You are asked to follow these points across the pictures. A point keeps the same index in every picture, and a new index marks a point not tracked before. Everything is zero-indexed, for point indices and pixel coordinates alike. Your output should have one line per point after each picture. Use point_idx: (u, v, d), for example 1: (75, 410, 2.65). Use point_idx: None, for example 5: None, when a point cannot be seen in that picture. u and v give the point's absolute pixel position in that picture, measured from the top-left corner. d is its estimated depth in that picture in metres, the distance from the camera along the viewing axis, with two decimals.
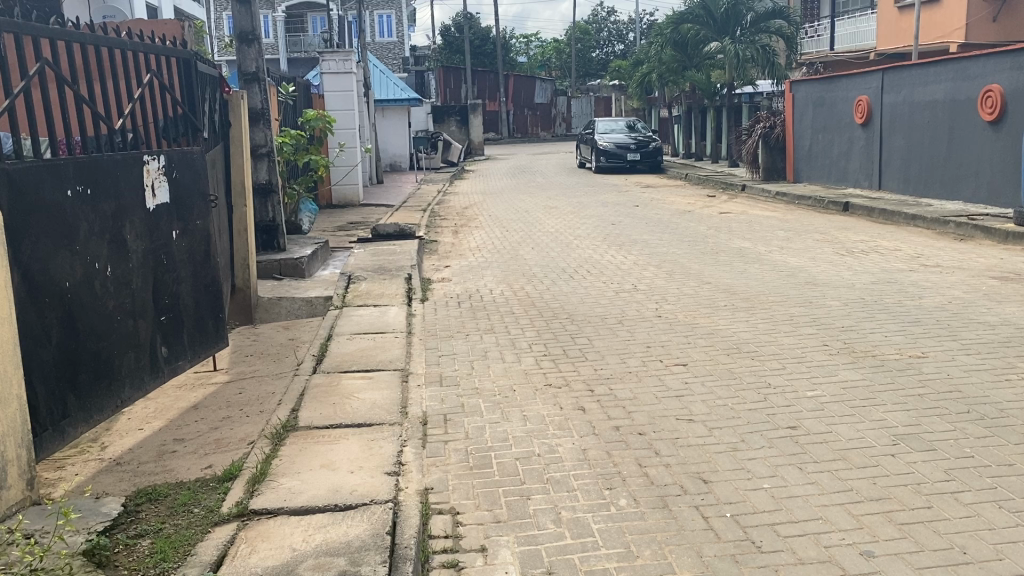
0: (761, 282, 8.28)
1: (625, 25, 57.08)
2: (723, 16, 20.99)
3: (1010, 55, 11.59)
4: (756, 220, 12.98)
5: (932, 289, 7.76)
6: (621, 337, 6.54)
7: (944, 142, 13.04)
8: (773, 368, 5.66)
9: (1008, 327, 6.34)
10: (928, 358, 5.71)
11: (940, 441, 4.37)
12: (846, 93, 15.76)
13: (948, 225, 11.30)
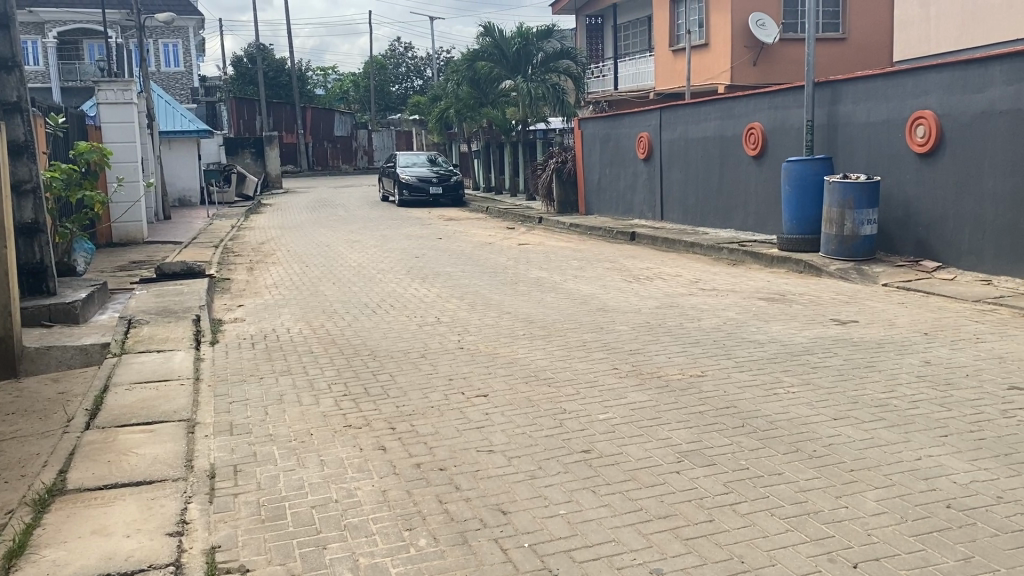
0: (557, 310, 8.55)
1: (422, 61, 58.01)
2: (514, 54, 21.71)
3: (767, 96, 12.73)
4: (552, 250, 13.43)
5: (709, 311, 8.33)
6: (422, 371, 6.50)
7: (716, 175, 14.11)
8: (568, 394, 5.82)
9: (775, 345, 6.91)
10: (707, 376, 6.09)
11: (718, 455, 4.66)
12: (629, 130, 16.72)
13: (722, 252, 12.21)
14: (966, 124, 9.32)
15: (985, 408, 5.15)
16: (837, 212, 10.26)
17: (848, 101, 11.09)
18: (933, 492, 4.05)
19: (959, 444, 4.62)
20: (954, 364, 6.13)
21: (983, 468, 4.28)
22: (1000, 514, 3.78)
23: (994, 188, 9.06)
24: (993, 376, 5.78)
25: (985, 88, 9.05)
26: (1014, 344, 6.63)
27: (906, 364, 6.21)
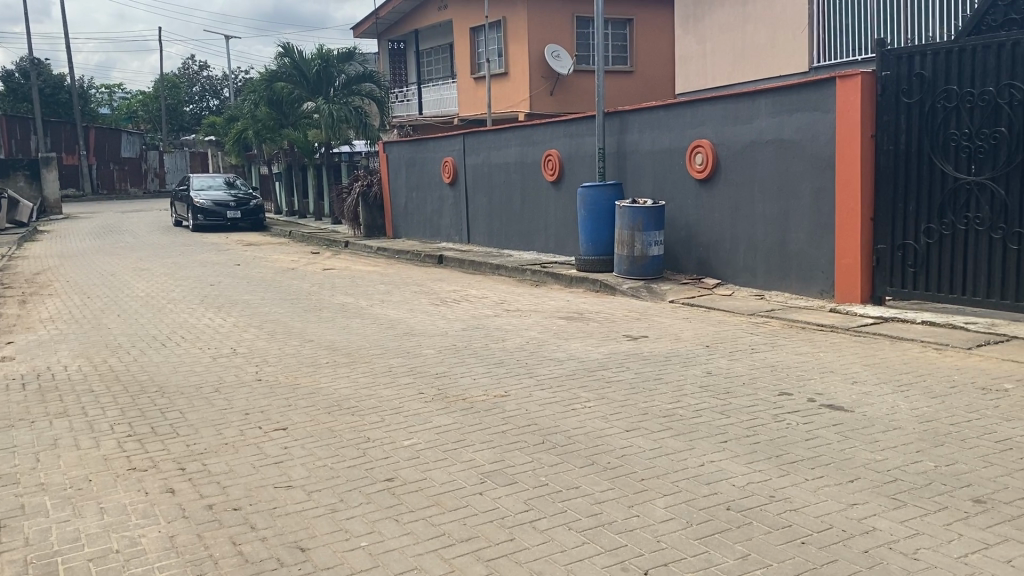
0: (361, 337, 8.42)
1: (219, 81, 55.86)
2: (315, 76, 21.39)
3: (562, 124, 13.25)
4: (357, 275, 13.25)
5: (513, 332, 8.52)
6: (217, 406, 6.18)
7: (518, 199, 14.51)
8: (371, 422, 5.72)
9: (574, 362, 7.16)
10: (510, 396, 6.20)
11: (520, 473, 4.75)
12: (433, 155, 16.86)
13: (526, 273, 12.54)
14: (738, 152, 10.13)
15: (759, 414, 5.58)
16: (628, 234, 10.83)
17: (635, 130, 11.75)
18: (714, 495, 4.33)
19: (737, 448, 4.98)
20: (734, 373, 6.61)
21: (757, 470, 4.63)
22: (773, 512, 4.10)
23: (763, 211, 9.90)
24: (766, 384, 6.29)
25: (753, 120, 9.88)
26: (784, 353, 7.25)
27: (692, 375, 6.62)
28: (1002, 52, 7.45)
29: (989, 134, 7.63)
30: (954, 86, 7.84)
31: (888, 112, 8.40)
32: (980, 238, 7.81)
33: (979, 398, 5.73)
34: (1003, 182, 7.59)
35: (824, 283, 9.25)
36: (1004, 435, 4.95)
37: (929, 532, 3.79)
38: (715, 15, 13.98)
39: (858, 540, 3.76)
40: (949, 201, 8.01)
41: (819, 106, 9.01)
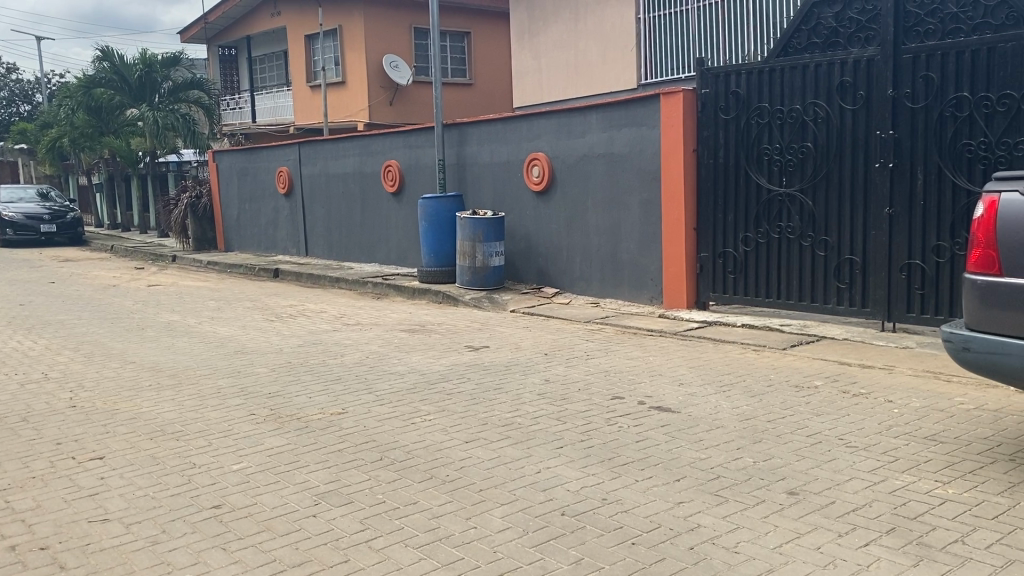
0: (189, 356, 7.99)
1: (31, 85, 51.95)
2: (137, 81, 20.26)
3: (400, 135, 13.17)
4: (187, 291, 12.61)
5: (351, 346, 8.35)
6: (24, 437, 5.68)
7: (357, 211, 14.28)
8: (198, 447, 5.43)
9: (414, 375, 7.09)
10: (348, 414, 6.06)
11: (356, 492, 4.64)
12: (268, 165, 16.32)
13: (366, 286, 12.35)
14: (572, 165, 10.41)
15: (594, 419, 5.72)
16: (469, 245, 10.88)
17: (473, 142, 11.84)
18: (550, 502, 4.39)
19: (572, 453, 5.08)
20: (569, 380, 6.75)
21: (591, 474, 4.74)
22: (606, 515, 4.20)
23: (596, 221, 10.21)
24: (600, 389, 6.45)
25: (585, 134, 10.18)
26: (617, 359, 7.48)
27: (530, 383, 6.71)
28: (807, 73, 8.03)
29: (798, 148, 8.19)
30: (766, 104, 8.38)
31: (708, 128, 8.88)
32: (791, 245, 8.36)
33: (792, 395, 6.12)
34: (810, 193, 8.17)
35: (655, 290, 9.63)
36: (814, 429, 5.31)
37: (748, 525, 3.99)
38: (548, 31, 14.33)
39: (684, 538, 3.91)
40: (764, 211, 8.54)
41: (646, 121, 9.40)
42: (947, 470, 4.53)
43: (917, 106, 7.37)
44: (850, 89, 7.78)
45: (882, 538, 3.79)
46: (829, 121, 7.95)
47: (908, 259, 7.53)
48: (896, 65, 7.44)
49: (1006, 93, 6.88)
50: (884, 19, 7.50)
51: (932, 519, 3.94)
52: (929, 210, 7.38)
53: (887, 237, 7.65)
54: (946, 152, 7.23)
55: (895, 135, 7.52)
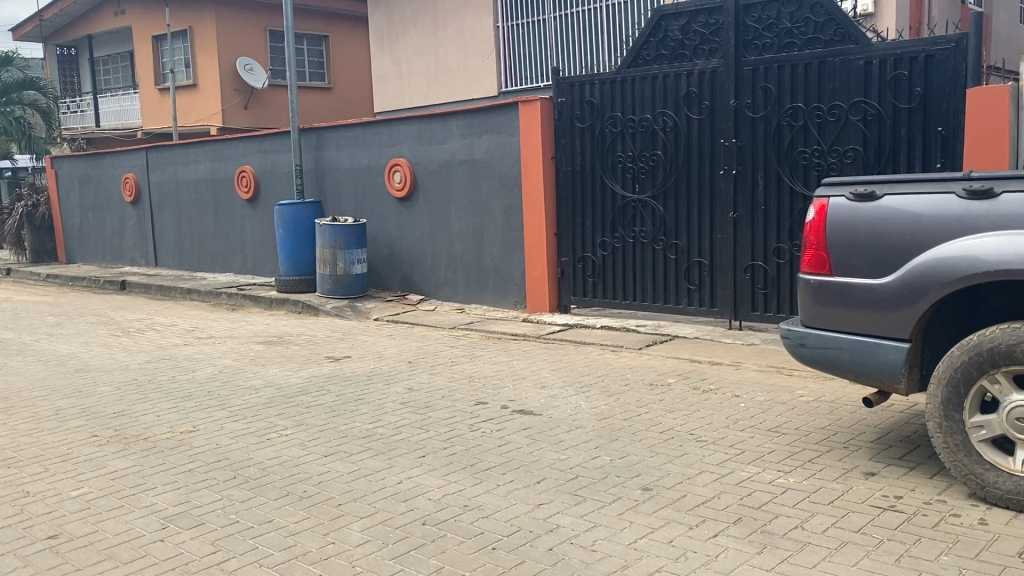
0: (23, 377, 7.45)
1: None
2: None
3: (255, 140, 12.78)
4: (22, 306, 11.77)
5: (204, 361, 8.01)
6: None
7: (210, 219, 13.75)
8: (33, 474, 5.06)
9: (271, 389, 6.87)
10: (199, 431, 5.80)
11: (208, 513, 4.44)
12: (112, 171, 15.48)
13: (221, 296, 11.89)
14: (433, 172, 10.39)
15: (455, 426, 5.72)
16: (329, 253, 10.67)
17: (332, 148, 11.62)
18: (410, 512, 4.34)
19: (433, 461, 5.05)
20: (432, 388, 6.72)
21: (453, 481, 4.73)
22: (466, 522, 4.19)
23: (458, 228, 10.23)
24: (463, 395, 6.45)
25: (445, 140, 10.19)
26: (480, 364, 7.51)
27: (392, 393, 6.63)
28: (657, 83, 8.34)
29: (649, 156, 8.48)
30: (619, 113, 8.64)
31: (565, 136, 9.06)
32: (645, 249, 8.65)
33: (647, 393, 6.32)
34: (662, 199, 8.47)
35: (518, 295, 9.74)
36: (668, 425, 5.50)
37: (605, 523, 4.06)
38: (408, 37, 14.27)
39: (543, 540, 3.94)
40: (619, 216, 8.78)
41: (505, 129, 9.50)
42: (789, 460, 4.78)
43: (757, 116, 7.78)
44: (695, 99, 8.13)
45: (730, 528, 3.92)
46: (677, 130, 8.28)
47: (752, 261, 7.93)
48: (738, 77, 7.83)
49: (835, 104, 7.36)
50: (726, 32, 7.87)
51: (775, 507, 4.13)
52: (770, 214, 7.80)
53: (732, 241, 8.03)
54: (784, 160, 7.66)
55: (738, 143, 7.91)
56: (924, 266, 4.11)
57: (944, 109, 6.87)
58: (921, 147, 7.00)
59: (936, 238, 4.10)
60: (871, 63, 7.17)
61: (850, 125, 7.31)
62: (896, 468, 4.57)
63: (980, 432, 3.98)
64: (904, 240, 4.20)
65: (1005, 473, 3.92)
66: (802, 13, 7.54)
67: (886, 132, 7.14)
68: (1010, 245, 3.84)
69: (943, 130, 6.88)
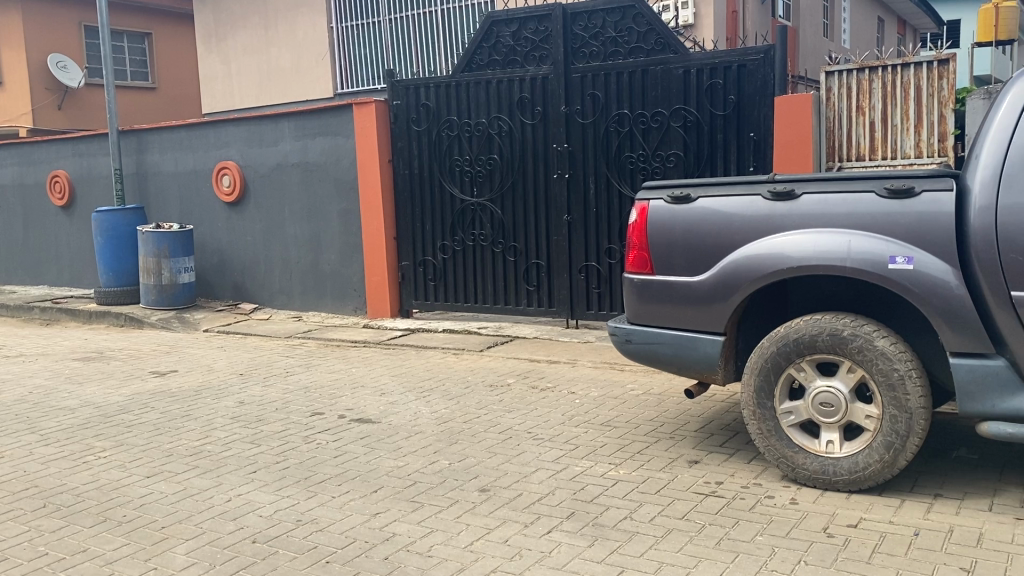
0: None
1: None
2: None
3: (69, 142, 11.94)
4: None
5: (11, 381, 7.39)
6: None
7: (20, 227, 12.73)
8: None
9: (89, 408, 6.43)
10: (4, 458, 5.34)
11: (12, 547, 4.09)
12: None
13: (32, 311, 11.02)
14: (265, 176, 10.06)
15: (289, 438, 5.55)
16: (153, 261, 10.10)
17: (155, 150, 11.02)
18: (240, 531, 4.16)
19: (265, 476, 4.88)
20: (266, 400, 6.49)
21: (285, 496, 4.58)
22: (299, 536, 4.05)
23: (294, 233, 9.95)
24: (298, 406, 6.28)
25: (277, 143, 9.89)
26: (317, 373, 7.32)
27: (222, 407, 6.36)
28: (490, 88, 8.44)
29: (485, 160, 8.56)
30: (454, 117, 8.68)
31: (402, 139, 9.01)
32: (484, 252, 8.72)
33: (487, 395, 6.37)
34: (499, 203, 8.57)
35: (357, 300, 9.58)
36: (506, 425, 5.56)
37: (441, 528, 4.03)
38: (237, 36, 13.77)
39: (378, 549, 3.86)
40: (458, 220, 8.81)
41: (339, 131, 9.33)
42: (620, 452, 4.94)
43: (587, 121, 8.01)
44: (528, 104, 8.28)
45: (563, 523, 3.98)
46: (512, 134, 8.40)
47: (586, 262, 8.16)
48: (567, 83, 8.05)
49: (658, 111, 7.69)
50: (555, 40, 8.06)
51: (606, 500, 4.24)
52: (601, 216, 8.05)
53: (567, 242, 8.23)
54: (612, 164, 7.92)
55: (570, 148, 8.12)
56: (737, 264, 4.34)
57: (755, 116, 7.32)
58: (737, 152, 7.43)
59: (746, 237, 4.35)
60: (689, 72, 7.54)
61: (672, 130, 7.66)
62: (717, 455, 4.82)
63: (789, 417, 4.26)
64: (718, 239, 4.43)
65: (812, 454, 4.21)
66: (625, 23, 7.82)
67: (704, 138, 7.53)
68: (810, 243, 4.13)
69: (755, 136, 7.32)
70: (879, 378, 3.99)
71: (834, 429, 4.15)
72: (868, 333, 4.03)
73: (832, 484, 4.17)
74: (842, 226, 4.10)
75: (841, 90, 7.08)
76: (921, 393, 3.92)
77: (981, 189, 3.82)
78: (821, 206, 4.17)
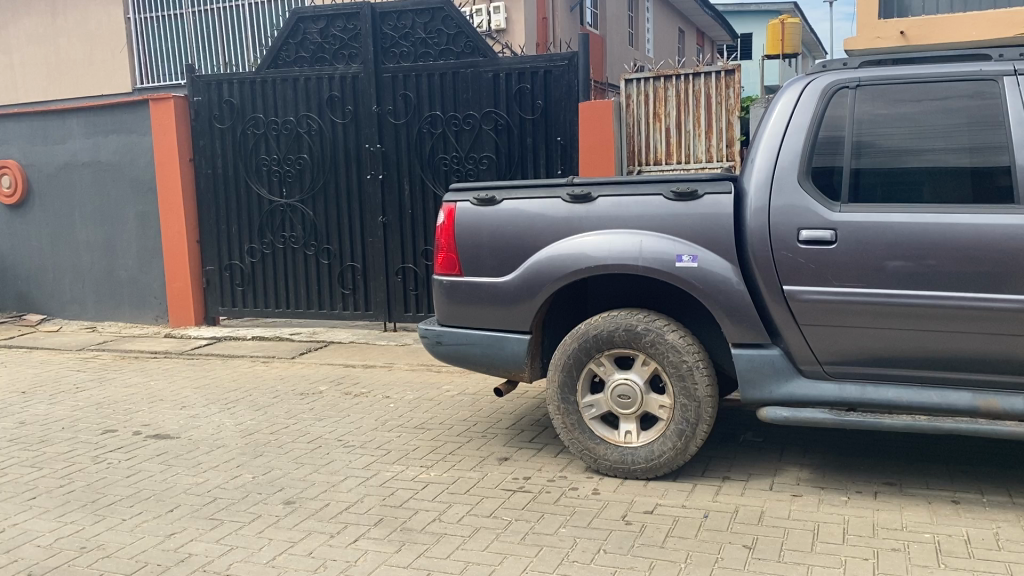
0: None
1: None
2: None
3: None
4: None
5: None
6: None
7: None
8: None
9: None
10: None
11: None
12: None
13: None
14: (52, 175, 9.30)
15: (76, 459, 5.15)
16: None
17: None
18: (14, 563, 3.80)
19: (46, 503, 4.49)
20: (51, 419, 5.99)
21: (69, 522, 4.23)
22: (82, 565, 3.75)
23: (85, 237, 9.26)
24: (87, 425, 5.84)
25: (64, 140, 9.17)
26: (111, 388, 6.83)
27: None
28: (298, 86, 8.21)
29: (295, 160, 8.32)
30: (261, 115, 8.38)
31: (204, 137, 8.59)
32: (296, 255, 8.48)
33: (297, 403, 6.19)
34: (310, 204, 8.35)
35: (158, 308, 9.04)
36: (316, 434, 5.43)
37: (242, 544, 3.86)
38: (19, 23, 12.65)
39: (172, 572, 3.64)
40: (267, 222, 8.52)
41: (134, 128, 8.77)
42: (431, 454, 4.94)
43: (399, 122, 7.96)
44: (338, 104, 8.12)
45: (370, 531, 3.92)
46: (321, 133, 8.22)
47: (402, 263, 8.10)
48: (378, 83, 7.97)
49: (470, 114, 7.76)
50: (364, 39, 7.95)
51: (415, 503, 4.22)
52: (416, 218, 8.03)
53: (381, 244, 8.13)
54: (426, 166, 7.91)
55: (382, 148, 8.03)
56: (539, 264, 4.44)
57: (561, 120, 7.53)
58: (545, 155, 7.62)
59: (549, 238, 4.46)
60: (498, 77, 7.66)
61: (483, 133, 7.75)
62: (526, 451, 4.92)
63: (591, 410, 4.41)
64: (521, 240, 4.51)
65: (612, 445, 4.38)
66: (434, 25, 7.82)
67: (514, 140, 7.68)
68: (608, 243, 4.29)
69: (561, 140, 7.54)
70: (670, 369, 4.20)
71: (631, 420, 4.35)
72: (660, 327, 4.25)
73: (631, 472, 4.34)
74: (637, 226, 4.29)
75: (640, 97, 7.48)
76: (707, 382, 4.16)
77: (757, 191, 4.10)
78: (618, 208, 4.34)
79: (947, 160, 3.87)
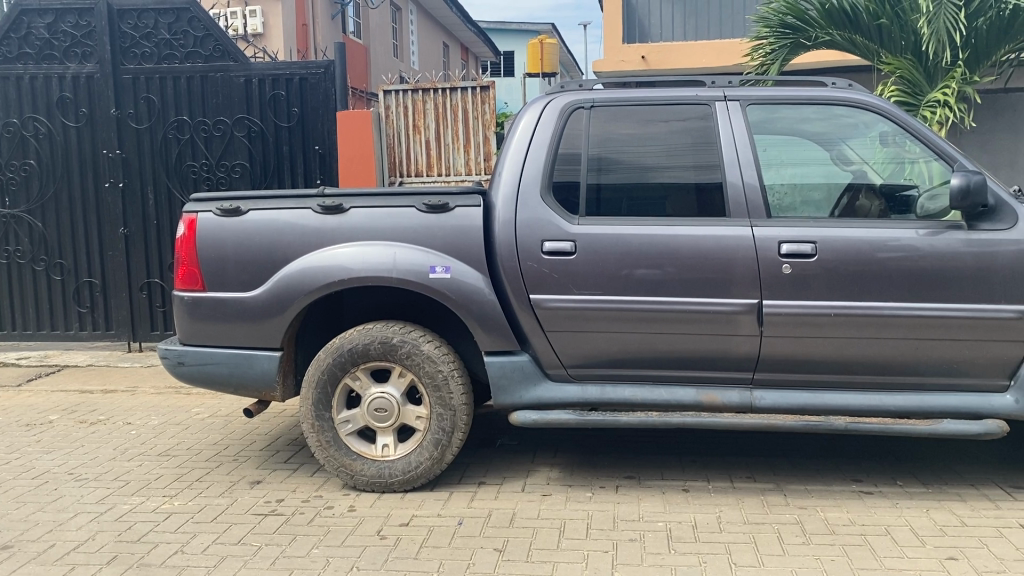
0: None
1: None
2: None
3: None
4: None
5: None
6: None
7: None
8: None
9: None
10: None
11: None
12: None
13: None
14: None
15: None
16: None
17: None
18: None
19: None
20: None
21: None
22: None
23: None
24: None
25: None
26: None
27: None
28: (22, 85, 7.45)
29: (20, 166, 7.55)
30: None
31: None
32: (23, 271, 7.68)
33: (21, 436, 5.58)
34: (40, 214, 7.61)
35: None
36: (42, 469, 4.92)
37: None
38: None
39: None
40: None
41: None
42: (176, 483, 4.63)
43: (142, 127, 7.44)
44: (70, 105, 7.46)
45: (101, 570, 3.60)
46: (51, 137, 7.51)
47: (148, 278, 7.57)
48: (116, 85, 7.40)
49: (220, 119, 7.41)
50: (99, 36, 7.34)
51: (155, 536, 3.93)
52: (162, 229, 7.54)
53: (123, 258, 7.54)
54: (173, 174, 7.45)
55: (122, 154, 7.46)
56: (289, 278, 4.31)
57: (318, 129, 7.38)
58: (302, 164, 7.44)
59: (298, 250, 4.34)
60: (250, 82, 7.38)
61: (236, 140, 7.43)
62: (280, 472, 4.75)
63: (346, 426, 4.34)
64: (270, 253, 4.36)
65: (369, 460, 4.33)
66: (180, 26, 7.38)
67: (269, 149, 7.43)
68: (360, 255, 4.24)
69: (320, 149, 7.40)
70: (425, 380, 4.23)
71: (388, 433, 4.33)
72: (415, 338, 4.26)
73: (388, 486, 4.31)
74: (390, 239, 4.28)
75: (399, 109, 7.68)
76: (462, 390, 4.23)
77: (503, 205, 4.24)
78: (368, 220, 4.31)
79: (671, 176, 4.21)
